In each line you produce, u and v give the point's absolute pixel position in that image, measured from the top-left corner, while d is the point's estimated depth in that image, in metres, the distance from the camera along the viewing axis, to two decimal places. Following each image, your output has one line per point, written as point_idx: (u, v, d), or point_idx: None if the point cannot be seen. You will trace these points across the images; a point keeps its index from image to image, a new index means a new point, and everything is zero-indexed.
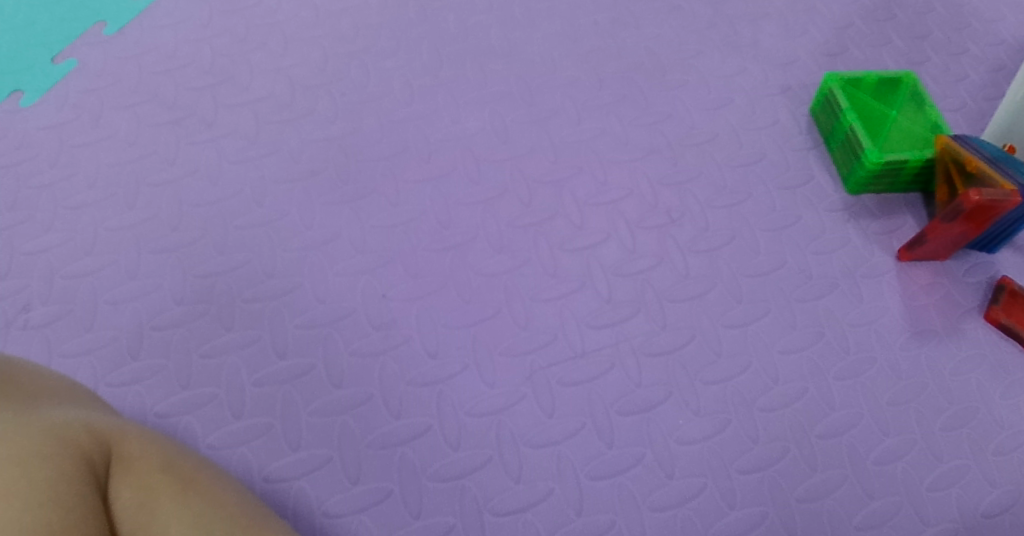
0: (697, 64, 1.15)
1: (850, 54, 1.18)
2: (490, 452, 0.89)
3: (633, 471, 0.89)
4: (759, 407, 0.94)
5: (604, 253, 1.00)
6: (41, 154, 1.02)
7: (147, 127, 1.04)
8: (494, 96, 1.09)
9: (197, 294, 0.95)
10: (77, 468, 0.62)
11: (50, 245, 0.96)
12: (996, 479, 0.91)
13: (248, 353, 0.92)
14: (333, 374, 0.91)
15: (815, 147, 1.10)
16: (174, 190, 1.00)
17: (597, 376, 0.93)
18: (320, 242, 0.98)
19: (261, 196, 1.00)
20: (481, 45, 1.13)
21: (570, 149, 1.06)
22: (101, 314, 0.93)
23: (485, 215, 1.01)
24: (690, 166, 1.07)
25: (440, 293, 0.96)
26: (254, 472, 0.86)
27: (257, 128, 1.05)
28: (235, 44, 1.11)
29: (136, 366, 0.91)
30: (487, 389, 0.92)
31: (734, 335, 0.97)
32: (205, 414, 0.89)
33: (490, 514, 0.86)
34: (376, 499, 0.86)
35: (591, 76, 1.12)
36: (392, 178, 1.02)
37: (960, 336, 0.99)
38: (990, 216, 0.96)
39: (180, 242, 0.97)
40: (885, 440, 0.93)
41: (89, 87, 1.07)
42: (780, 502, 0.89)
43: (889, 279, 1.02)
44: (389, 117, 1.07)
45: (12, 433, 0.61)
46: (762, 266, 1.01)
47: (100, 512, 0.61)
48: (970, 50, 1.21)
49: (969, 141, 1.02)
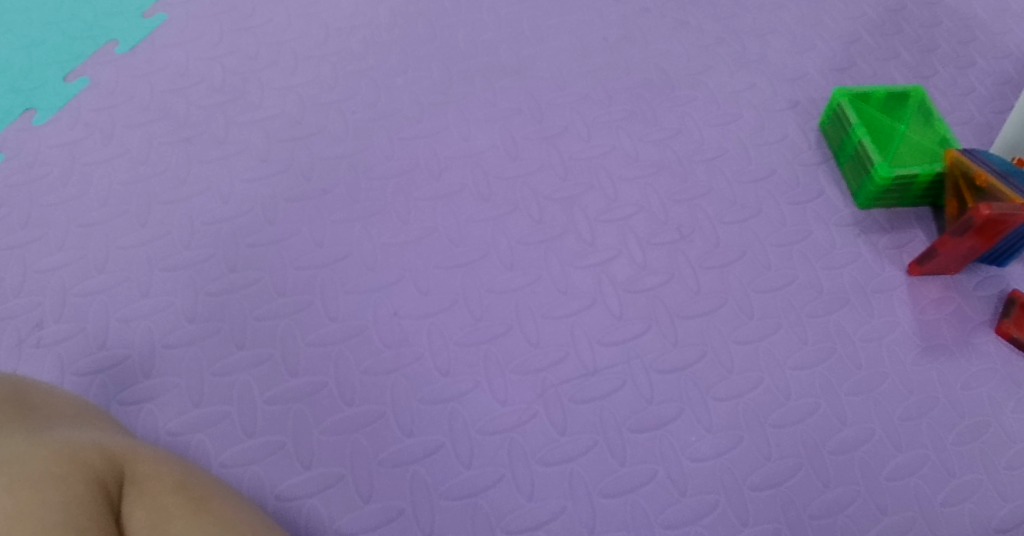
0: (706, 79, 1.15)
1: (858, 68, 1.18)
2: (502, 470, 0.89)
3: (645, 488, 0.89)
4: (771, 423, 0.93)
5: (615, 269, 1.00)
6: (53, 172, 1.02)
7: (158, 145, 1.05)
8: (503, 113, 1.10)
9: (210, 312, 0.95)
10: (89, 488, 0.62)
11: (62, 263, 0.97)
12: (1010, 493, 0.91)
13: (260, 371, 0.92)
14: (345, 392, 0.91)
15: (825, 162, 1.10)
16: (185, 208, 1.01)
17: (608, 393, 0.93)
18: (331, 259, 0.98)
19: (272, 214, 1.00)
20: (491, 61, 1.14)
21: (580, 166, 1.06)
22: (112, 331, 0.93)
23: (496, 231, 1.01)
24: (700, 182, 1.07)
25: (452, 311, 0.96)
26: (266, 491, 0.86)
27: (268, 146, 1.05)
28: (246, 62, 1.12)
29: (148, 384, 0.91)
30: (498, 406, 0.92)
31: (745, 351, 0.97)
32: (217, 432, 0.89)
33: (502, 531, 0.86)
34: (388, 517, 0.86)
35: (600, 92, 1.12)
36: (403, 196, 1.03)
37: (971, 350, 0.99)
38: (1000, 230, 0.96)
39: (192, 259, 0.98)
40: (898, 455, 0.93)
41: (101, 105, 1.07)
42: (794, 519, 0.89)
43: (900, 294, 1.02)
44: (399, 134, 1.07)
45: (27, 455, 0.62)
46: (773, 281, 1.01)
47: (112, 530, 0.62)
48: (978, 64, 1.21)
49: (978, 154, 1.03)
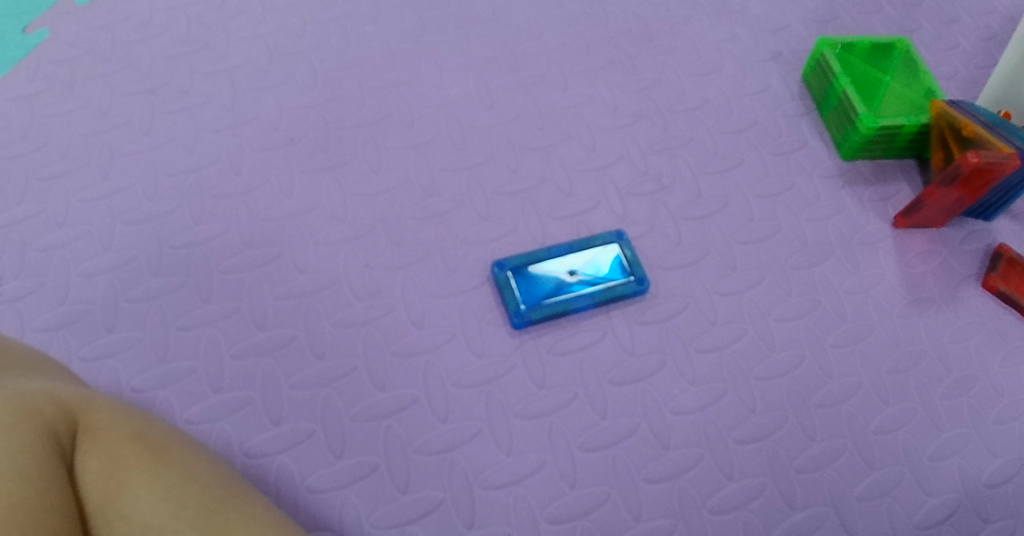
0: (686, 29, 1.13)
1: (841, 21, 1.16)
2: (479, 424, 0.86)
3: (626, 442, 0.86)
4: (755, 376, 0.90)
5: (594, 220, 0.97)
6: (13, 125, 0.99)
7: (120, 96, 1.02)
8: (477, 62, 1.07)
9: (174, 266, 0.92)
10: (42, 441, 0.56)
11: (20, 218, 0.94)
12: (998, 448, 0.89)
13: (226, 325, 0.89)
14: (316, 345, 0.88)
15: (807, 114, 1.07)
16: (148, 160, 0.98)
17: (589, 345, 0.90)
18: (299, 211, 0.95)
19: (239, 165, 0.98)
20: (465, 10, 1.11)
21: (557, 116, 1.04)
22: (74, 286, 0.90)
23: (471, 181, 0.98)
24: (681, 132, 1.04)
25: (426, 262, 0.93)
26: (235, 448, 0.83)
27: (234, 97, 1.02)
28: (212, 12, 1.08)
29: (111, 339, 0.88)
30: (475, 359, 0.89)
31: (728, 302, 0.94)
32: (182, 387, 0.86)
33: (480, 488, 0.83)
34: (362, 473, 0.83)
35: (577, 41, 1.10)
36: (374, 145, 1.00)
37: (957, 304, 0.96)
38: (988, 181, 0.91)
39: (155, 212, 0.95)
40: (885, 408, 0.90)
41: (60, 57, 1.04)
42: (780, 472, 0.86)
43: (886, 246, 0.99)
44: (370, 83, 1.04)
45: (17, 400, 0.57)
46: (756, 233, 0.98)
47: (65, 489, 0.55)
48: (962, 19, 1.18)
49: (964, 105, 0.98)
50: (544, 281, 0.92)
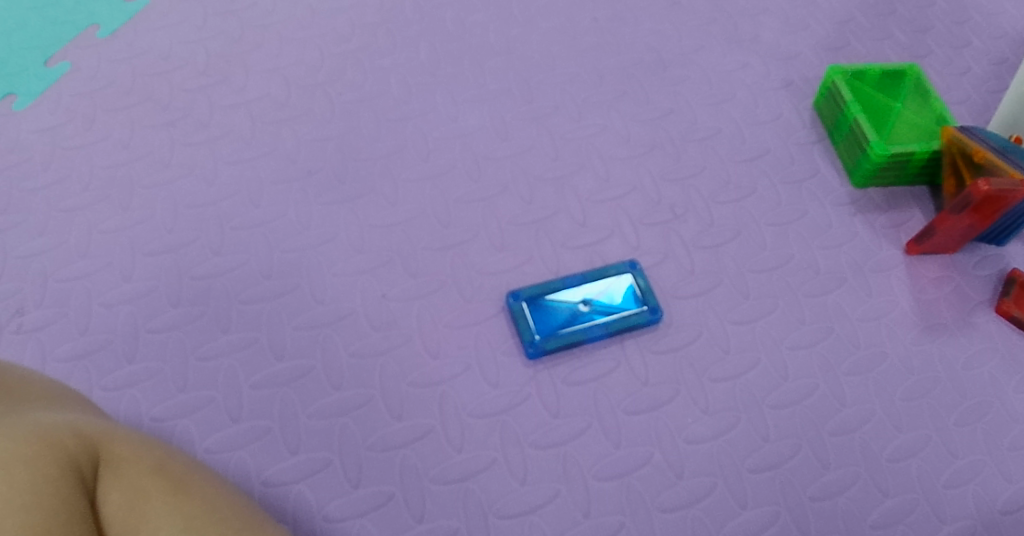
0: (698, 59, 1.14)
1: (852, 48, 1.16)
2: (494, 454, 0.87)
3: (640, 471, 0.87)
4: (769, 405, 0.91)
5: (608, 249, 0.98)
6: (35, 158, 1.01)
7: (141, 129, 1.04)
8: (491, 92, 1.08)
9: (194, 297, 0.93)
10: (64, 473, 0.56)
11: (41, 250, 0.95)
12: (1013, 474, 0.88)
13: (245, 355, 0.90)
14: (333, 376, 0.90)
15: (819, 141, 1.08)
16: (168, 192, 0.99)
17: (603, 374, 0.91)
18: (317, 243, 0.97)
19: (257, 197, 0.99)
20: (478, 43, 1.13)
21: (571, 146, 1.05)
22: (95, 317, 0.92)
23: (486, 213, 1.00)
24: (693, 161, 1.05)
25: (441, 293, 0.95)
26: (252, 477, 0.84)
27: (252, 129, 1.04)
28: (230, 45, 1.11)
29: (131, 370, 0.89)
30: (490, 389, 0.90)
31: (741, 331, 0.94)
32: (202, 417, 0.87)
33: (494, 517, 0.84)
34: (377, 502, 0.84)
35: (590, 72, 1.11)
36: (391, 177, 1.01)
37: (971, 329, 0.96)
38: (999, 208, 0.91)
39: (176, 243, 0.96)
40: (898, 436, 0.90)
41: (82, 90, 1.06)
42: (793, 501, 0.86)
43: (898, 274, 0.99)
44: (387, 115, 1.06)
45: (37, 432, 0.57)
46: (768, 261, 0.99)
47: (88, 520, 0.56)
48: (973, 44, 1.18)
49: (975, 131, 0.98)
50: (557, 311, 0.93)
